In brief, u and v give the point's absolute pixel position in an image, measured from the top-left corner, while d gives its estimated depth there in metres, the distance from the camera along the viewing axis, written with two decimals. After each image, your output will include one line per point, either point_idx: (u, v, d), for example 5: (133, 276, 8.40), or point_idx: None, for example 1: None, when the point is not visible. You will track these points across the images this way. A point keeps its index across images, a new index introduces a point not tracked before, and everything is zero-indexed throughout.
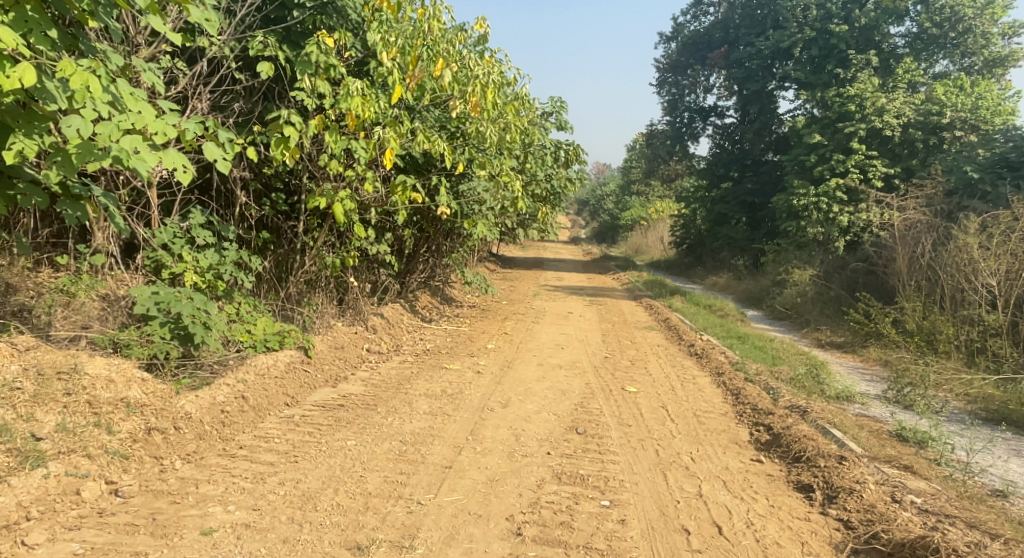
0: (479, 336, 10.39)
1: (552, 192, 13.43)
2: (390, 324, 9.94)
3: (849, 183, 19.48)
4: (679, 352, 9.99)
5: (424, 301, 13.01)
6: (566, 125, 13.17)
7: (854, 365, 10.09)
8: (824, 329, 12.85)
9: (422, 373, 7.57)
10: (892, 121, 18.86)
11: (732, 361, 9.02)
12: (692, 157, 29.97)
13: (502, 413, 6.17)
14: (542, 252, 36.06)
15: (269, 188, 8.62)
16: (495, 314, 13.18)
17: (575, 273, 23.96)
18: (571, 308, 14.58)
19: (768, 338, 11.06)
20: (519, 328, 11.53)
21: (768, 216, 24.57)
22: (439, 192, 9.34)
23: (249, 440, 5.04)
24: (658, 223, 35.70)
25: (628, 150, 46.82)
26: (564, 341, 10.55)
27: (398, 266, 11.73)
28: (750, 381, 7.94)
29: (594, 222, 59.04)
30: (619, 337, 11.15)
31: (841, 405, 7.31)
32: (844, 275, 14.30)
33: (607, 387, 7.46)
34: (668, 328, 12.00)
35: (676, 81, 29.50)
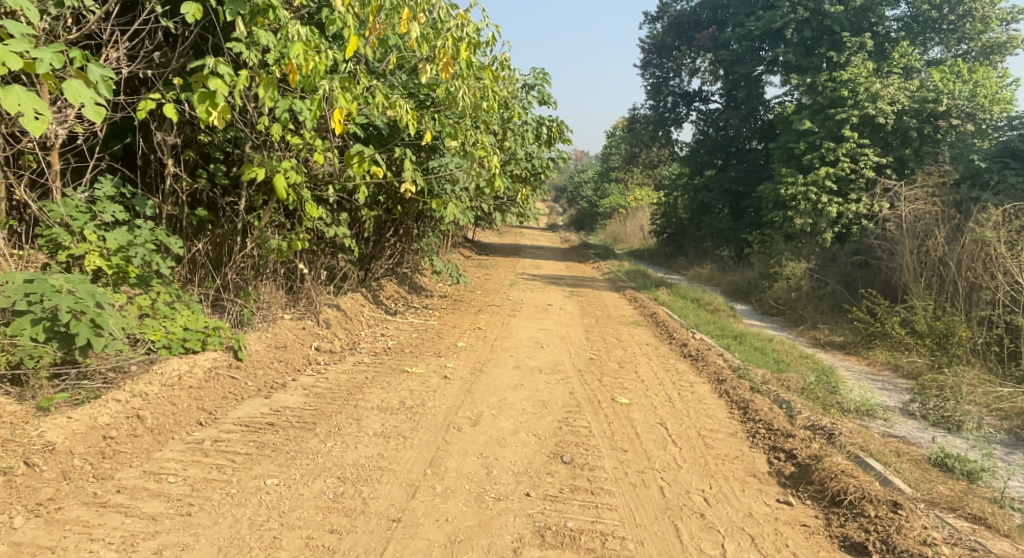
0: (449, 332, 9.24)
1: (531, 172, 12.26)
2: (347, 317, 8.75)
3: (839, 172, 18.51)
4: (672, 353, 8.95)
5: (388, 290, 11.83)
6: (549, 99, 11.99)
7: (865, 371, 9.11)
8: (822, 327, 11.91)
9: (378, 379, 6.39)
10: (887, 108, 17.90)
11: (733, 365, 7.99)
12: (675, 142, 28.97)
13: (470, 433, 5.03)
14: (518, 240, 34.87)
15: (207, 158, 7.44)
16: (468, 306, 12.06)
17: (553, 262, 22.86)
18: (549, 300, 13.48)
19: (767, 338, 10.08)
20: (494, 323, 10.42)
21: (753, 205, 23.65)
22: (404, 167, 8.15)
23: (135, 479, 3.91)
24: (639, 210, 34.71)
25: (606, 135, 45.73)
26: (544, 338, 9.47)
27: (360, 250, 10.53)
28: (757, 391, 6.91)
29: (572, 209, 57.97)
30: (604, 333, 10.10)
31: (864, 423, 6.32)
32: (842, 269, 13.38)
33: (595, 398, 6.36)
34: (656, 325, 10.98)
35: (660, 64, 28.41)
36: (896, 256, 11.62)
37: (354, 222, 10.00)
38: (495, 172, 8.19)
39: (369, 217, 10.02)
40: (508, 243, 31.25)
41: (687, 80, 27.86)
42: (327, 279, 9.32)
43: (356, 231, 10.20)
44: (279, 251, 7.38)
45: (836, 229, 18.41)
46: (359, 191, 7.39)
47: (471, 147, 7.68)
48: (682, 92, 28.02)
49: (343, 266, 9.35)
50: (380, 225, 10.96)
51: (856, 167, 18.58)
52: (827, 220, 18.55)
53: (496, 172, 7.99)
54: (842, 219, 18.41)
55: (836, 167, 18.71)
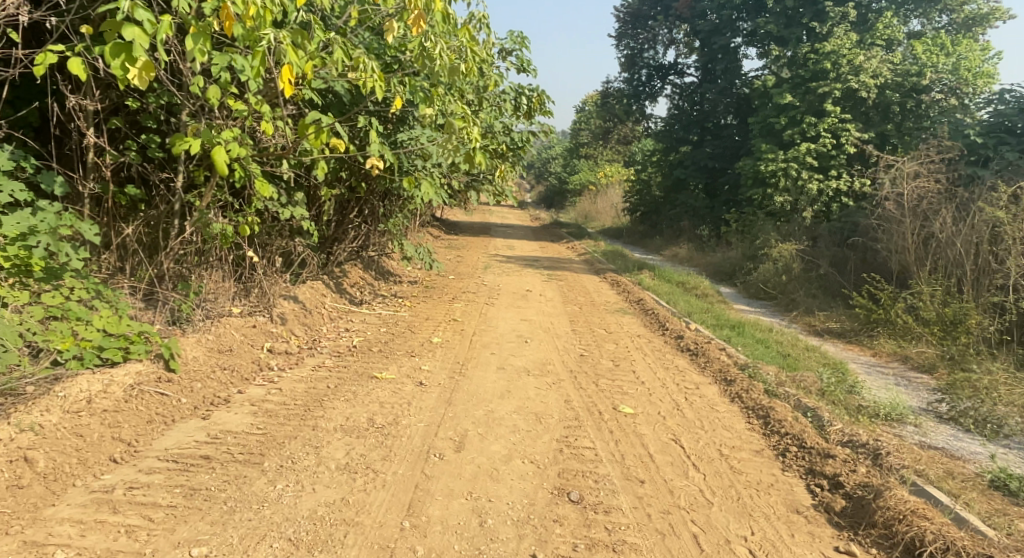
0: (421, 327, 8.29)
1: (510, 146, 11.28)
2: (306, 310, 7.73)
3: (821, 149, 17.83)
4: (668, 347, 8.16)
5: (353, 276, 10.85)
6: (528, 67, 11.01)
7: (875, 364, 8.40)
8: (816, 313, 11.24)
9: (341, 388, 5.43)
10: (870, 82, 17.18)
11: (740, 363, 7.21)
12: (649, 117, 28.15)
13: (454, 463, 4.14)
14: (488, 218, 33.87)
15: (138, 127, 6.37)
16: (440, 293, 11.14)
17: (525, 242, 21.92)
18: (527, 286, 12.59)
19: (765, 327, 9.35)
20: (471, 315, 9.51)
21: (730, 183, 22.97)
22: (369, 139, 7.12)
23: (9, 553, 3.05)
24: (610, 188, 33.91)
25: (576, 110, 44.72)
26: (527, 333, 8.60)
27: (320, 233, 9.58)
28: (774, 396, 6.10)
29: (540, 186, 56.98)
30: (590, 324, 9.28)
31: (897, 433, 5.59)
32: (833, 250, 12.72)
33: (594, 409, 5.50)
34: (644, 313, 10.21)
35: (635, 34, 27.43)
36: (895, 237, 10.96)
37: (315, 202, 8.99)
38: (473, 145, 7.26)
39: (332, 196, 9.03)
40: (477, 222, 30.25)
41: (662, 52, 26.97)
42: (283, 266, 8.31)
43: (316, 212, 9.19)
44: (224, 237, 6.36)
45: (816, 208, 17.84)
46: (318, 166, 6.39)
47: (449, 119, 6.74)
48: (657, 64, 27.15)
49: (303, 252, 8.34)
50: (343, 205, 10.04)
51: (837, 143, 17.93)
52: (808, 199, 17.94)
53: (477, 147, 7.07)
54: (824, 197, 17.80)
55: (817, 142, 17.92)
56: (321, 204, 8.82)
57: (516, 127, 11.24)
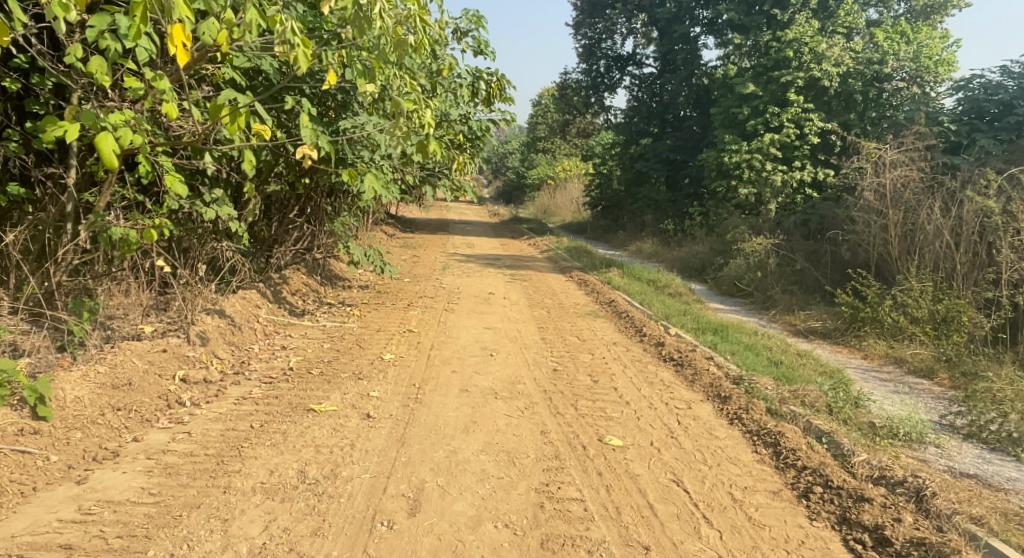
0: (369, 346, 7.32)
1: (467, 137, 10.32)
2: (234, 328, 6.71)
3: (785, 140, 17.26)
4: (648, 356, 7.34)
5: (296, 283, 9.83)
6: (487, 51, 10.07)
7: (870, 369, 7.74)
8: (790, 309, 10.52)
9: (267, 429, 4.44)
10: (833, 70, 16.65)
11: (731, 376, 6.41)
12: (609, 110, 27.45)
13: (409, 538, 3.30)
14: (445, 214, 32.87)
15: (22, 111, 5.25)
16: (394, 299, 10.21)
17: (484, 239, 21.01)
18: (489, 289, 11.69)
19: (751, 330, 8.61)
20: (428, 326, 8.57)
21: (693, 176, 22.38)
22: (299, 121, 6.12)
23: None
24: (569, 183, 33.18)
25: (533, 104, 43.92)
26: (491, 346, 7.69)
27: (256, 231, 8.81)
28: (778, 416, 5.29)
29: (497, 183, 56.05)
30: (562, 335, 8.45)
31: (921, 457, 4.83)
32: (809, 244, 12.07)
33: (576, 442, 4.64)
34: (619, 316, 9.45)
35: (591, 23, 26.57)
36: (875, 229, 10.30)
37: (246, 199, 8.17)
38: (427, 132, 6.24)
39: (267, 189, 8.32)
40: (435, 219, 29.27)
41: (620, 42, 26.22)
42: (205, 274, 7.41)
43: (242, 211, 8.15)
44: (126, 243, 5.32)
45: (780, 200, 17.30)
46: (243, 158, 5.42)
47: (396, 101, 5.74)
48: (615, 55, 26.42)
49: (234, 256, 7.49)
50: (282, 203, 9.22)
51: (800, 134, 17.39)
52: (772, 190, 17.39)
53: (431, 134, 6.07)
54: (789, 190, 17.26)
55: (781, 133, 17.37)
56: (251, 202, 7.93)
57: (474, 115, 10.31)
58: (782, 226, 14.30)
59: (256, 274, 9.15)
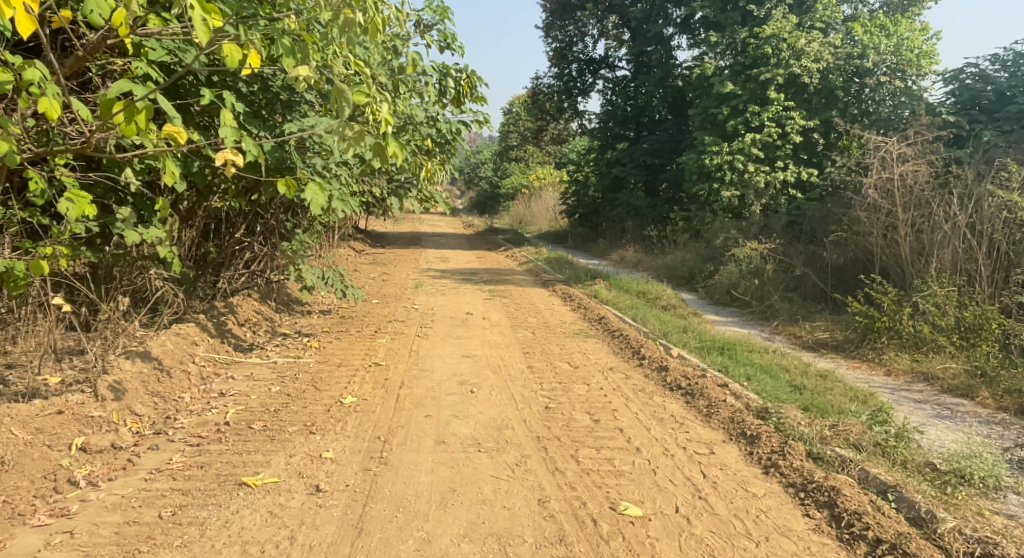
0: (324, 391, 6.32)
1: (435, 141, 9.34)
2: (162, 374, 6.04)
3: (766, 139, 16.34)
4: (649, 385, 6.41)
5: (246, 313, 8.85)
6: (457, 48, 9.19)
7: (899, 387, 6.52)
8: (785, 316, 9.50)
9: (179, 519, 3.70)
10: (813, 66, 15.81)
11: (757, 408, 5.38)
12: (582, 115, 26.66)
13: None
14: (420, 227, 31.87)
15: None
16: (361, 325, 9.30)
17: (459, 251, 20.10)
18: (467, 308, 10.71)
19: (761, 346, 7.52)
20: (396, 357, 7.59)
21: (672, 179, 21.59)
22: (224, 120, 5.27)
23: None
24: (544, 191, 32.35)
25: (504, 113, 43.09)
26: (470, 380, 6.72)
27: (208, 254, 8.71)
28: (825, 463, 4.34)
29: (471, 192, 55.14)
30: (550, 361, 7.54)
31: (1004, 509, 3.95)
32: (809, 247, 10.98)
33: (583, 514, 3.81)
34: (612, 335, 8.60)
35: (562, 26, 25.66)
36: (880, 231, 9.29)
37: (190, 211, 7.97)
38: (384, 130, 5.10)
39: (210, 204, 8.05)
40: (408, 232, 28.29)
41: (592, 45, 25.42)
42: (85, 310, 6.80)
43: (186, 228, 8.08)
44: (10, 278, 4.55)
45: (764, 202, 16.50)
46: (164, 170, 4.70)
47: (340, 87, 4.72)
48: (587, 58, 25.62)
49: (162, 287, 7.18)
50: (230, 220, 8.96)
51: (782, 133, 16.58)
52: (755, 192, 16.60)
53: (387, 129, 5.04)
54: (772, 191, 16.53)
55: (762, 133, 16.51)
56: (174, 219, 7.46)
57: (442, 116, 9.38)
58: (772, 232, 13.52)
59: (203, 302, 8.76)
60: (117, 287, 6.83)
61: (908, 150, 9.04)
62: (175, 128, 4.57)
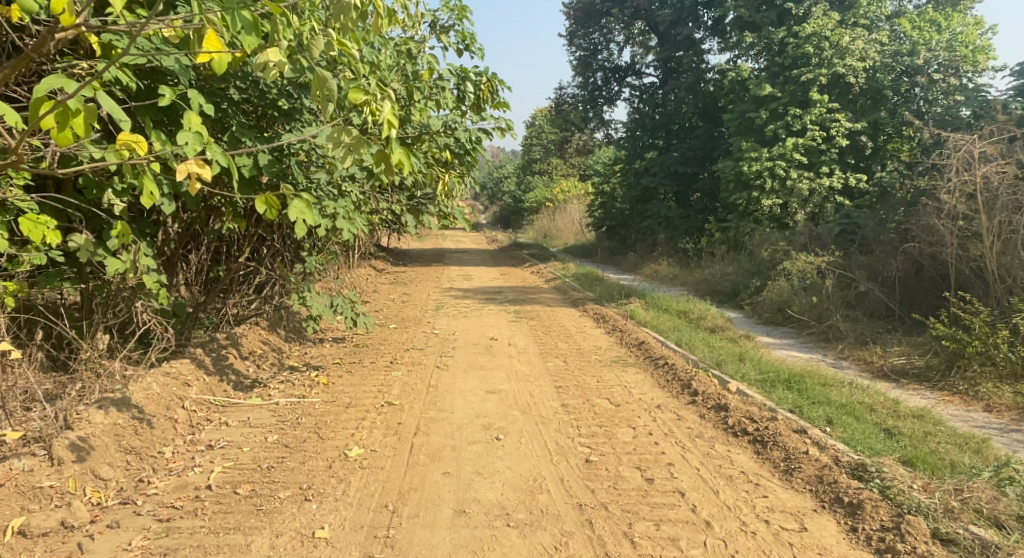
0: (326, 441, 5.40)
1: (453, 152, 8.44)
2: (141, 425, 5.23)
3: (810, 143, 15.38)
4: (708, 430, 5.44)
5: (249, 344, 8.02)
6: (476, 49, 8.37)
7: (1006, 428, 5.48)
8: (849, 340, 8.48)
9: None
10: (858, 65, 14.88)
11: (852, 463, 4.40)
12: (607, 124, 25.74)
13: None
14: (443, 243, 31.09)
15: None
16: (376, 355, 8.43)
17: (484, 268, 19.22)
18: (490, 333, 9.79)
19: (831, 377, 6.52)
20: (412, 395, 6.68)
21: (705, 189, 20.53)
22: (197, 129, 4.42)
23: None
24: (569, 204, 31.43)
25: (526, 126, 42.35)
26: (497, 424, 5.78)
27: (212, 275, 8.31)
28: (959, 550, 3.52)
29: (494, 206, 54.41)
30: (587, 398, 6.58)
31: None
32: (871, 260, 9.90)
33: None
34: (654, 365, 7.62)
35: (586, 33, 24.71)
36: (958, 242, 8.24)
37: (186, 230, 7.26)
38: (387, 134, 4.16)
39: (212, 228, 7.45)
40: (431, 249, 27.49)
41: (617, 52, 24.52)
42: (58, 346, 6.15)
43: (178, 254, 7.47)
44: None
45: (808, 210, 15.39)
46: (141, 190, 4.14)
47: (321, 72, 3.85)
48: (612, 66, 24.73)
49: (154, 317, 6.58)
50: (233, 243, 8.39)
51: (826, 137, 15.51)
52: (798, 199, 15.51)
53: (386, 125, 4.12)
54: (815, 199, 15.43)
55: (804, 137, 15.51)
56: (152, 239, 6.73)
57: (460, 124, 8.50)
58: (822, 243, 12.45)
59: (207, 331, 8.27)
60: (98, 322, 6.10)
61: (991, 148, 7.93)
62: (129, 135, 3.95)
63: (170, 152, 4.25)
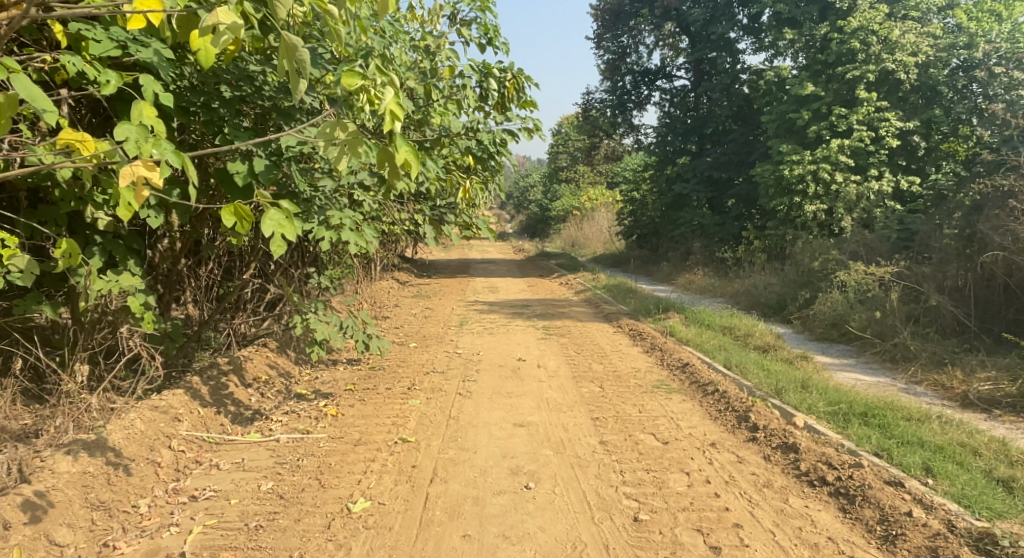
0: (328, 492, 4.62)
1: (475, 156, 7.68)
2: (116, 473, 4.53)
3: (857, 144, 14.36)
4: (778, 478, 4.61)
5: (254, 369, 7.30)
6: (500, 43, 7.61)
7: None
8: (920, 364, 7.58)
9: None
10: (909, 60, 13.90)
11: (973, 530, 3.79)
12: (637, 129, 24.86)
13: None
14: (468, 253, 30.37)
15: None
16: (393, 379, 7.70)
17: (510, 280, 18.41)
18: (518, 353, 8.97)
19: (915, 409, 5.64)
20: (430, 430, 5.89)
21: (741, 195, 19.57)
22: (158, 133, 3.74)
23: None
24: (597, 212, 30.55)
25: (553, 134, 41.59)
26: (526, 468, 4.99)
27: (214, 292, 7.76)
28: None
29: (519, 216, 53.66)
30: (631, 432, 5.76)
31: None
32: (938, 270, 8.96)
33: None
34: (704, 392, 6.76)
35: (614, 36, 23.85)
36: None
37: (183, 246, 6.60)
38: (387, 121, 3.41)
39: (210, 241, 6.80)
40: (456, 259, 26.75)
41: (646, 55, 23.69)
42: (36, 380, 5.49)
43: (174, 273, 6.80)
44: None
45: (856, 216, 14.40)
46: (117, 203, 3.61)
47: (289, 38, 3.38)
48: (641, 70, 23.88)
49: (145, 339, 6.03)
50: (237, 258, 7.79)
51: (874, 137, 14.52)
52: (845, 205, 14.53)
53: (388, 117, 3.38)
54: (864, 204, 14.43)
55: (851, 137, 14.52)
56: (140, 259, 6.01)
57: (483, 126, 7.74)
58: (877, 252, 11.47)
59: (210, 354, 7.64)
60: (76, 354, 5.44)
61: None
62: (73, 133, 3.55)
63: (123, 156, 3.57)
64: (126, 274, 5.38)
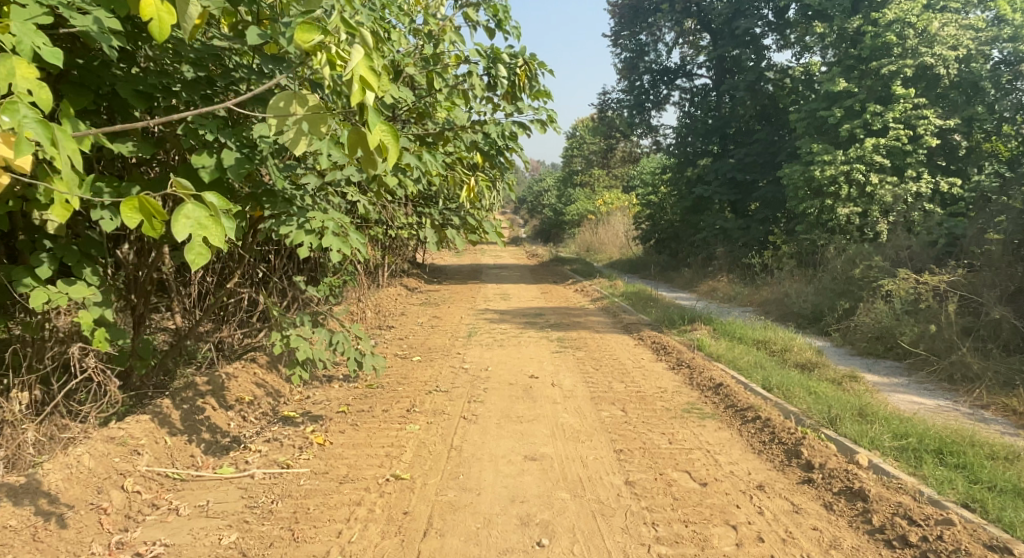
0: (300, 550, 3.91)
1: (482, 152, 6.90)
2: (44, 529, 3.83)
3: (893, 143, 13.36)
4: (845, 541, 3.85)
5: (236, 389, 6.51)
6: (511, 26, 6.82)
7: None
8: (984, 389, 6.75)
9: None
10: (950, 54, 12.89)
11: None
12: (655, 131, 23.97)
13: None
14: (481, 259, 29.59)
15: None
16: (393, 399, 6.94)
17: (523, 286, 17.62)
18: (530, 370, 8.15)
19: (998, 447, 4.79)
20: (428, 464, 5.09)
21: (765, 198, 18.67)
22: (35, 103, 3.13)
23: None
24: (614, 216, 29.71)
25: (568, 137, 40.81)
26: (539, 519, 4.21)
27: (195, 300, 7.01)
28: None
29: (534, 221, 52.90)
30: (662, 469, 4.96)
31: None
32: (997, 280, 8.08)
33: None
34: (744, 421, 5.94)
35: (632, 33, 23.23)
36: None
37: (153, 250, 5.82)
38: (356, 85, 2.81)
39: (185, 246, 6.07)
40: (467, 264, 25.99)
41: (665, 53, 22.82)
42: None
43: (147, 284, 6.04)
44: None
45: (892, 220, 13.48)
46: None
47: None
48: (660, 68, 22.96)
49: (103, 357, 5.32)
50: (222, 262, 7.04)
51: (912, 137, 13.53)
52: (881, 208, 13.61)
53: (356, 85, 2.74)
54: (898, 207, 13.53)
55: (887, 136, 13.52)
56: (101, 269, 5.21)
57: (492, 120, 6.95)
58: (921, 259, 10.55)
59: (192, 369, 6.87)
60: (18, 380, 4.69)
61: None
62: None
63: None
64: (80, 284, 4.64)
